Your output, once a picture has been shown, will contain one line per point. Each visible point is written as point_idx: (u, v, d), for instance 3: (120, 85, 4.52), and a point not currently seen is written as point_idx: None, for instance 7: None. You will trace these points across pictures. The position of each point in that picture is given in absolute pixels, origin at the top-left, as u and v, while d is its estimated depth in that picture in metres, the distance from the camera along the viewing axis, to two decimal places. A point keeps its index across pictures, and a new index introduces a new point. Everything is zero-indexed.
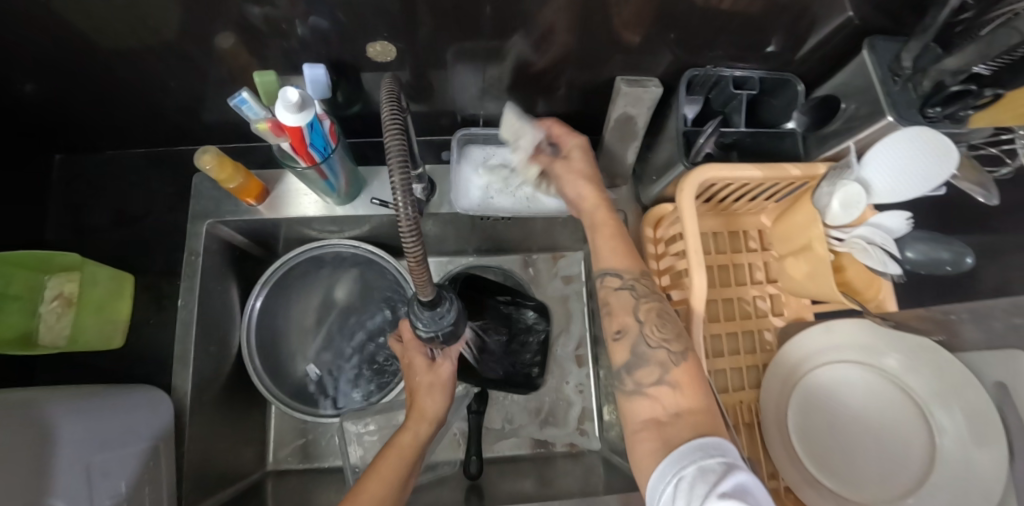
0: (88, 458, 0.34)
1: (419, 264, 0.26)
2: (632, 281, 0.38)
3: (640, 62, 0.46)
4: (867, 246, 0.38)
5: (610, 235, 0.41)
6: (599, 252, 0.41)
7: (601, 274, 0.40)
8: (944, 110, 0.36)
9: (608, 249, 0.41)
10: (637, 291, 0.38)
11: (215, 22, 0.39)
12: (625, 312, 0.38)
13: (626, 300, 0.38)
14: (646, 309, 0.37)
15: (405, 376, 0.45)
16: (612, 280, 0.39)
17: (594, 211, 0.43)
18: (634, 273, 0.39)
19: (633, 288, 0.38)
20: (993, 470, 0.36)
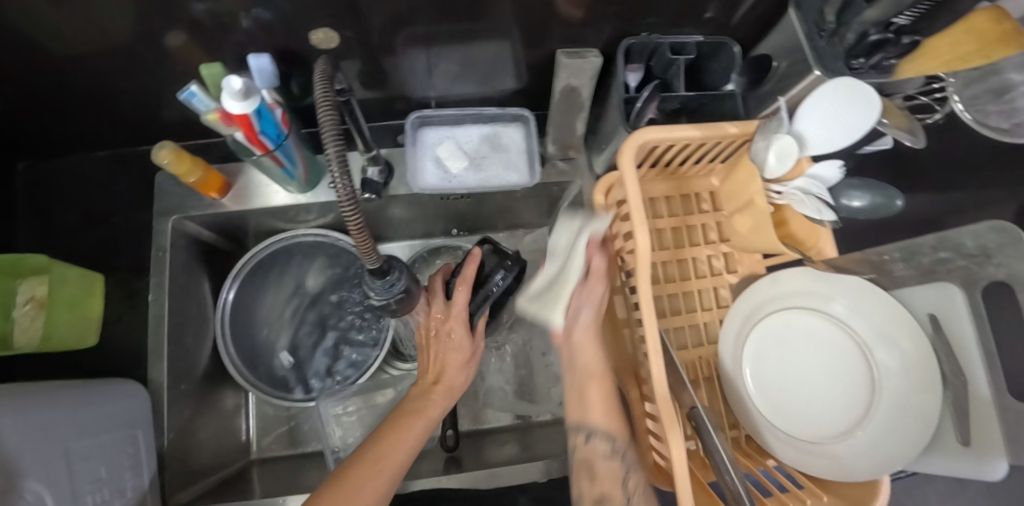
0: (67, 443, 0.39)
1: (360, 231, 0.34)
2: (621, 449, 0.43)
3: (581, 34, 0.47)
4: (804, 197, 0.42)
5: (599, 397, 0.45)
6: (585, 410, 0.45)
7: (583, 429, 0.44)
8: (868, 60, 0.43)
9: (597, 414, 0.44)
10: (625, 459, 0.42)
11: (157, 19, 0.39)
12: (614, 484, 0.41)
13: (613, 469, 0.42)
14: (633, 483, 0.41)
15: (441, 341, 0.52)
16: (599, 446, 0.43)
17: (584, 381, 0.45)
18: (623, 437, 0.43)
19: (622, 458, 0.42)
20: (926, 394, 0.40)
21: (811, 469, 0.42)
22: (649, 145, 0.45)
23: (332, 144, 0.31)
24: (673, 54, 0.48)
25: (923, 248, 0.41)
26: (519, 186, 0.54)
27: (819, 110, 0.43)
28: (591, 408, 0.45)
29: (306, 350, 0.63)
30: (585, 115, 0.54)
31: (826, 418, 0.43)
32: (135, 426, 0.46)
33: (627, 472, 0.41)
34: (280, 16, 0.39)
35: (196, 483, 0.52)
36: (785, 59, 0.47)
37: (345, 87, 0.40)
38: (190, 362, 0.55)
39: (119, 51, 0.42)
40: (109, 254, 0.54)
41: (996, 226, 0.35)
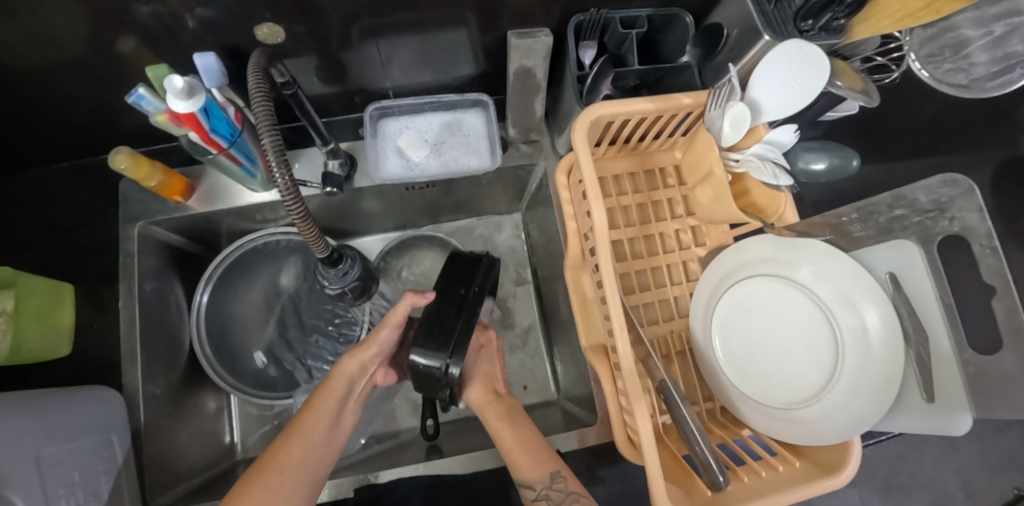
0: (39, 450, 0.39)
1: (304, 220, 0.33)
2: (544, 492, 0.45)
3: (532, 14, 0.47)
4: (758, 163, 0.39)
5: (518, 447, 0.48)
6: (517, 466, 0.47)
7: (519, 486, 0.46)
8: (815, 22, 0.42)
9: (523, 460, 0.47)
10: (552, 501, 0.44)
11: (97, 25, 0.38)
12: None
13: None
14: None
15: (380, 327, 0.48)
16: (527, 493, 0.45)
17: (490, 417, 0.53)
18: (545, 481, 0.45)
19: (548, 499, 0.44)
20: (889, 350, 0.40)
21: (782, 435, 0.42)
22: (603, 120, 0.44)
23: (269, 136, 0.30)
24: (625, 29, 0.48)
25: (879, 207, 0.42)
26: (481, 171, 0.55)
27: (770, 77, 0.41)
28: (518, 465, 0.47)
29: (284, 349, 0.63)
30: (543, 96, 0.54)
31: (797, 384, 0.43)
32: (109, 431, 0.46)
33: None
34: (225, 15, 0.39)
35: (181, 484, 0.53)
36: (735, 27, 0.46)
37: (288, 79, 0.41)
38: (166, 366, 0.56)
39: (64, 60, 0.42)
40: (76, 264, 0.55)
41: (948, 179, 0.35)
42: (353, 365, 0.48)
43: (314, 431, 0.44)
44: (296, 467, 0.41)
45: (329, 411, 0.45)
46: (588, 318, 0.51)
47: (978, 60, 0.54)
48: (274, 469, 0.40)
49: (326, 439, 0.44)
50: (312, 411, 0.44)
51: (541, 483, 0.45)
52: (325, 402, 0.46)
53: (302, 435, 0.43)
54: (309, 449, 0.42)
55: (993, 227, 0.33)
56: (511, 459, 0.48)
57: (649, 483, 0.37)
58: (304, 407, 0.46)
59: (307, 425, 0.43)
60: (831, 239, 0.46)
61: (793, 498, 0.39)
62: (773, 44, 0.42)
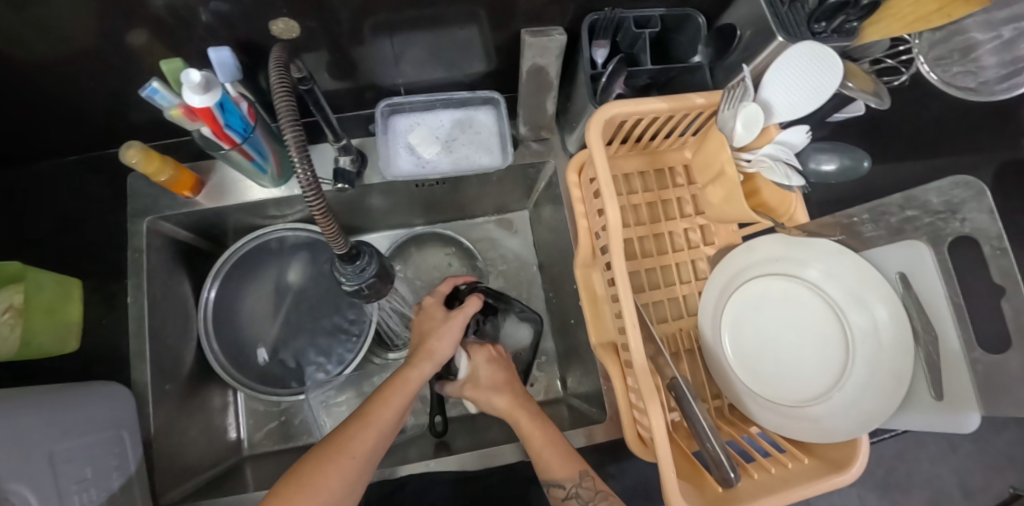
0: (54, 446, 0.39)
1: (325, 215, 0.33)
2: (575, 490, 0.44)
3: (546, 12, 0.47)
4: (771, 164, 0.40)
5: (545, 442, 0.47)
6: (542, 462, 0.46)
7: (548, 483, 0.45)
8: (830, 25, 0.42)
9: (551, 458, 0.46)
10: (583, 499, 0.43)
11: (111, 18, 0.38)
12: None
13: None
14: None
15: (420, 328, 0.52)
16: (556, 492, 0.44)
17: (518, 420, 0.50)
18: (574, 480, 0.44)
19: (577, 497, 0.43)
20: (896, 349, 0.40)
21: (791, 432, 0.43)
22: (618, 119, 0.44)
23: (291, 131, 0.30)
24: (638, 28, 0.48)
25: (891, 207, 0.42)
26: (492, 168, 0.55)
27: (783, 78, 0.42)
28: (547, 461, 0.46)
29: (291, 346, 0.64)
30: (555, 94, 0.55)
31: (807, 383, 0.44)
32: (120, 427, 0.46)
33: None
34: (240, 9, 0.39)
35: (189, 480, 0.53)
36: (748, 27, 0.46)
37: (306, 74, 0.41)
38: (173, 362, 0.55)
39: (77, 52, 0.42)
40: (82, 259, 0.54)
41: (960, 181, 0.35)
42: (426, 367, 0.47)
43: (383, 421, 0.43)
44: (362, 451, 0.40)
45: (396, 409, 0.44)
46: (597, 315, 0.52)
47: (986, 63, 0.53)
48: (343, 454, 0.39)
49: (389, 433, 0.43)
50: (385, 402, 0.43)
51: (573, 480, 0.44)
52: (394, 398, 0.44)
53: (373, 425, 0.42)
54: (372, 438, 0.41)
55: (1004, 229, 0.33)
56: (539, 455, 0.47)
57: (663, 480, 0.37)
58: (372, 395, 0.45)
59: (377, 416, 0.42)
60: (842, 239, 0.48)
61: (803, 495, 0.39)
62: (787, 46, 0.42)
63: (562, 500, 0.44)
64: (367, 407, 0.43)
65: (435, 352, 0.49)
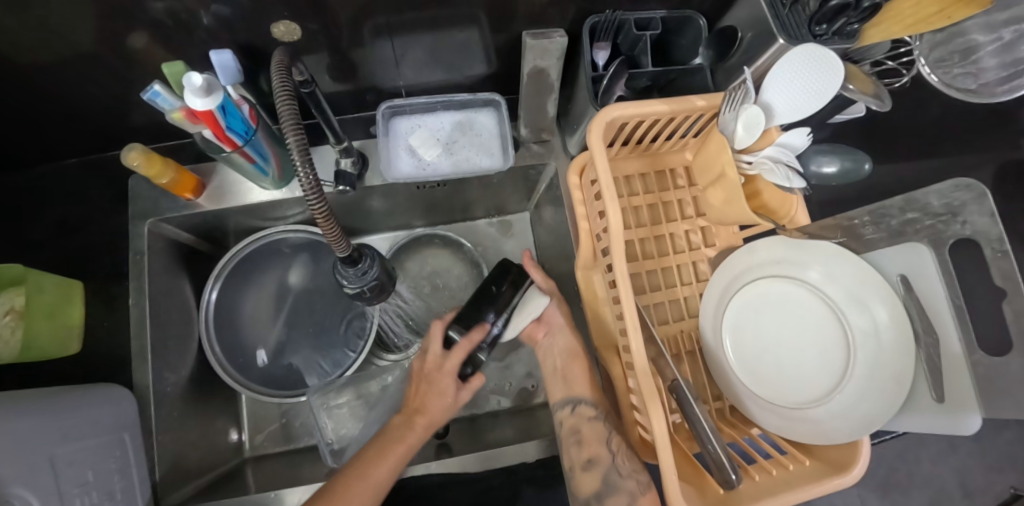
0: (55, 449, 0.39)
1: (326, 219, 0.33)
2: (601, 415, 0.51)
3: (546, 14, 0.47)
4: (773, 166, 0.40)
5: (579, 369, 0.55)
6: (572, 385, 0.54)
7: (575, 402, 0.53)
8: (830, 27, 0.42)
9: (578, 382, 0.54)
10: (605, 424, 0.51)
11: (112, 21, 0.38)
12: (598, 446, 0.49)
13: (597, 430, 0.50)
14: (617, 440, 0.49)
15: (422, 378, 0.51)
16: (585, 410, 0.52)
17: (564, 345, 0.57)
18: (601, 407, 0.52)
19: (602, 421, 0.51)
20: (897, 351, 0.40)
21: (793, 434, 0.43)
22: (618, 122, 0.44)
23: (293, 133, 0.30)
24: (639, 30, 0.48)
25: (891, 210, 0.42)
26: (493, 170, 0.55)
27: (784, 81, 0.42)
28: (574, 384, 0.54)
29: (292, 348, 0.64)
30: (555, 96, 0.55)
31: (809, 384, 0.44)
32: (122, 429, 0.46)
33: (609, 435, 0.49)
34: (241, 12, 0.39)
35: (191, 482, 0.53)
36: (749, 30, 0.46)
37: (307, 77, 0.41)
38: (174, 364, 0.55)
39: (78, 55, 0.42)
40: (83, 262, 0.54)
41: (961, 184, 0.35)
42: (421, 432, 0.48)
43: (380, 481, 0.44)
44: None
45: (391, 469, 0.45)
46: (599, 317, 0.52)
47: (986, 65, 0.53)
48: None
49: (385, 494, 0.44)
50: (379, 463, 0.45)
51: (599, 406, 0.52)
52: (391, 457, 0.46)
53: (367, 484, 0.43)
54: (366, 492, 0.42)
55: (1005, 231, 0.33)
56: (571, 380, 0.55)
57: (663, 481, 0.37)
58: (364, 455, 0.46)
59: (370, 476, 0.43)
60: (843, 241, 0.48)
61: (805, 496, 0.39)
62: (788, 48, 0.42)
63: (570, 412, 0.53)
64: (364, 465, 0.44)
65: (426, 416, 0.49)
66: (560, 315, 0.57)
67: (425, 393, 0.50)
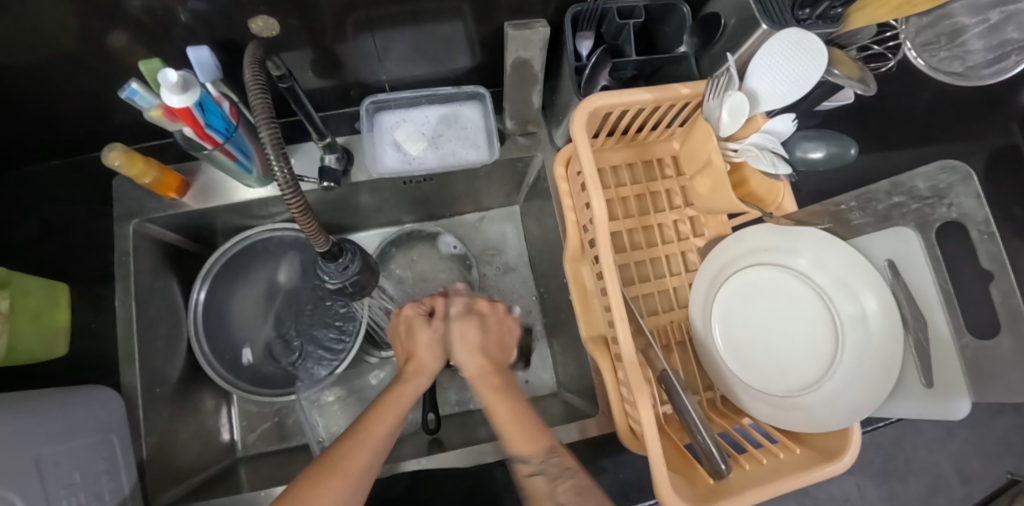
0: (41, 452, 0.39)
1: (303, 215, 0.33)
2: (541, 466, 0.39)
3: (528, 5, 0.46)
4: (758, 152, 0.39)
5: (509, 416, 0.41)
6: (506, 435, 0.40)
7: (512, 460, 0.40)
8: (813, 11, 0.42)
9: (511, 430, 0.41)
10: (549, 476, 0.38)
11: (87, 20, 0.37)
12: (543, 502, 0.37)
13: (539, 487, 0.38)
14: (565, 490, 0.37)
15: (405, 336, 0.49)
16: (521, 468, 0.39)
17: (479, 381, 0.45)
18: (541, 455, 0.39)
19: (543, 473, 0.38)
20: (888, 337, 0.40)
21: (784, 423, 0.42)
22: (602, 111, 0.44)
23: (266, 128, 0.29)
24: (622, 19, 0.48)
25: (878, 194, 0.42)
26: (478, 163, 0.55)
27: (767, 67, 0.41)
28: (507, 433, 0.41)
29: (282, 346, 0.64)
30: (540, 87, 0.54)
31: (800, 372, 0.43)
32: (109, 431, 0.46)
33: (552, 486, 0.38)
34: (218, 8, 0.38)
35: (182, 482, 0.53)
36: (733, 16, 0.45)
37: (284, 72, 0.40)
38: (163, 365, 0.55)
39: (54, 56, 0.41)
40: (68, 264, 0.54)
41: (946, 165, 0.36)
42: (420, 381, 0.45)
43: (378, 438, 0.39)
44: (360, 475, 0.36)
45: (392, 423, 0.41)
46: (587, 309, 0.52)
47: (973, 48, 0.52)
48: (334, 472, 0.35)
49: (384, 450, 0.39)
50: (379, 418, 0.40)
51: (537, 456, 0.39)
52: (391, 413, 0.41)
53: (368, 441, 0.38)
54: (366, 453, 0.37)
55: (992, 213, 0.33)
56: (501, 429, 0.41)
57: (652, 473, 0.37)
58: (364, 412, 0.41)
59: (371, 432, 0.39)
60: (830, 227, 0.47)
61: (794, 484, 0.39)
62: (771, 33, 0.42)
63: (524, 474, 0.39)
64: (362, 422, 0.39)
65: (422, 365, 0.47)
66: (473, 335, 0.48)
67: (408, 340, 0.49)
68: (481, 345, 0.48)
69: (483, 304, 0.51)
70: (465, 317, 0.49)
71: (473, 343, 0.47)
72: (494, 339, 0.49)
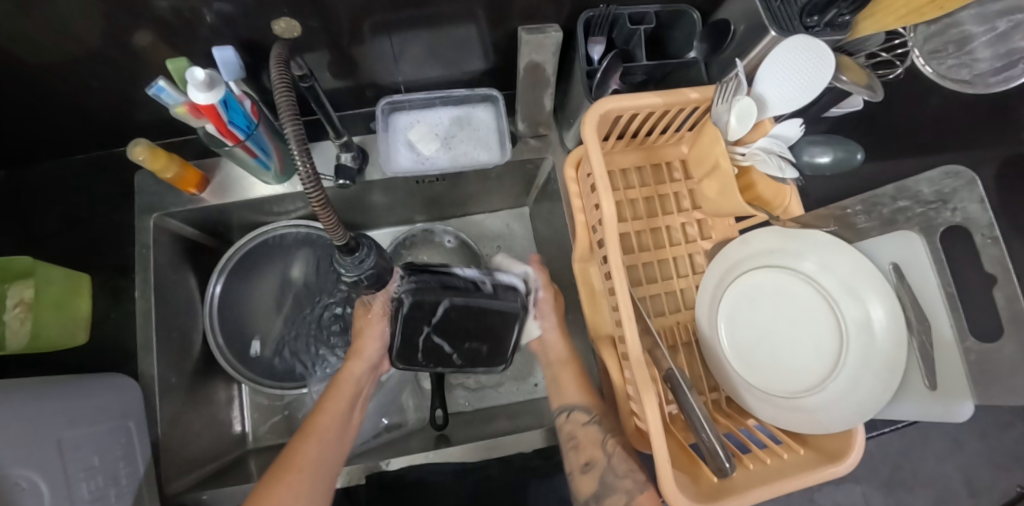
0: (63, 436, 0.40)
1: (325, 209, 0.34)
2: (597, 418, 0.51)
3: (541, 10, 0.47)
4: (765, 157, 0.40)
5: (569, 372, 0.56)
6: (564, 391, 0.54)
7: (568, 410, 0.53)
8: (822, 18, 0.44)
9: (572, 388, 0.54)
10: (602, 426, 0.50)
11: (118, 19, 0.39)
12: (593, 449, 0.48)
13: (593, 433, 0.50)
14: (611, 443, 0.48)
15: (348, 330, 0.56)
16: (579, 418, 0.51)
17: (553, 350, 0.58)
18: (596, 410, 0.51)
19: (597, 425, 0.50)
20: (893, 342, 0.40)
21: (786, 422, 0.43)
22: (613, 114, 0.45)
23: (291, 126, 0.30)
24: (633, 25, 0.49)
25: (884, 199, 0.43)
26: (490, 164, 0.56)
27: (776, 73, 0.42)
28: (566, 390, 0.54)
29: (293, 339, 0.65)
30: (552, 90, 0.55)
31: (804, 374, 0.44)
32: (126, 417, 0.47)
33: (604, 435, 0.49)
34: (241, 10, 0.40)
35: (193, 471, 0.54)
36: (742, 22, 0.46)
37: (306, 72, 0.42)
38: (179, 355, 0.57)
39: (84, 53, 0.43)
40: (89, 255, 0.56)
41: (950, 171, 0.36)
42: (359, 366, 0.54)
43: (326, 429, 0.47)
44: (316, 463, 0.44)
45: (337, 414, 0.49)
46: (596, 309, 0.52)
47: (980, 57, 0.52)
48: (292, 467, 0.42)
49: (334, 438, 0.47)
50: (323, 411, 0.48)
51: (593, 410, 0.52)
52: (333, 404, 0.49)
53: (316, 434, 0.46)
54: (317, 445, 0.45)
55: (995, 218, 0.34)
56: (559, 385, 0.55)
57: (657, 469, 0.38)
58: (314, 411, 0.49)
59: (318, 426, 0.47)
60: (837, 231, 0.48)
61: (798, 484, 0.40)
62: (780, 40, 0.42)
63: (566, 418, 0.52)
64: (309, 420, 0.47)
65: (364, 350, 0.54)
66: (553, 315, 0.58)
67: (356, 331, 0.56)
68: (557, 316, 0.59)
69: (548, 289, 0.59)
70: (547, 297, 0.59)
71: (559, 326, 0.59)
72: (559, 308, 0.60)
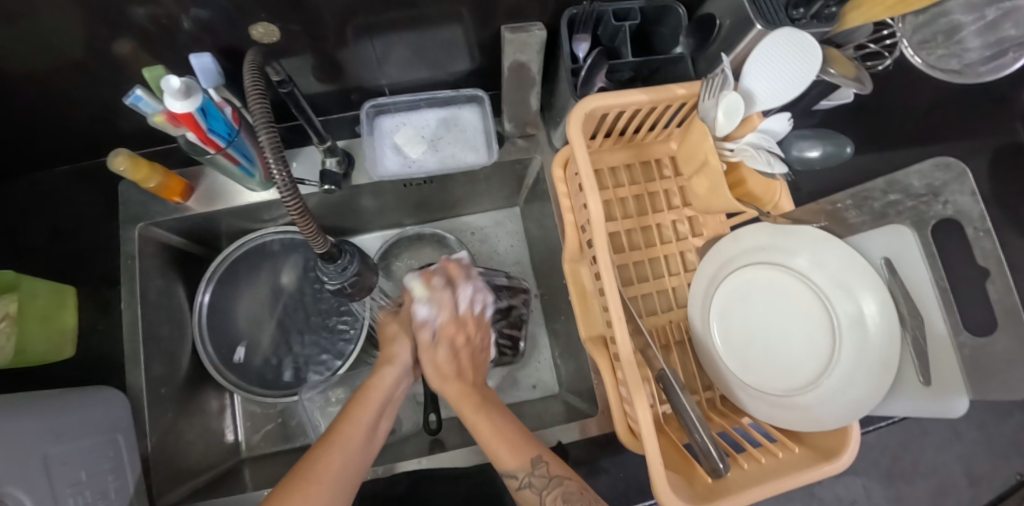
0: (48, 451, 0.40)
1: (303, 219, 0.33)
2: (527, 479, 0.41)
3: (525, 8, 0.47)
4: (754, 152, 0.38)
5: (485, 422, 0.45)
6: (495, 453, 0.43)
7: (502, 474, 0.43)
8: (807, 11, 0.42)
9: (500, 447, 0.43)
10: (537, 488, 0.40)
11: (92, 28, 0.38)
12: None
13: (529, 500, 0.41)
14: (552, 502, 0.39)
15: (382, 336, 0.55)
16: (510, 482, 0.42)
17: (462, 406, 0.48)
18: (526, 468, 0.41)
19: (531, 487, 0.41)
20: (888, 335, 0.40)
21: (782, 420, 0.42)
22: (598, 112, 0.44)
23: (266, 134, 0.30)
24: (618, 21, 0.48)
25: (873, 192, 0.42)
26: (477, 166, 0.55)
27: (762, 67, 0.41)
28: (498, 451, 0.43)
29: (283, 347, 0.64)
30: (538, 89, 0.55)
31: (799, 369, 0.43)
32: (115, 430, 0.47)
33: (541, 497, 0.40)
34: (218, 15, 0.39)
35: (184, 482, 0.53)
36: (728, 16, 0.45)
37: (284, 77, 0.41)
38: (168, 366, 0.56)
39: (59, 64, 0.42)
40: (75, 267, 0.55)
41: (942, 163, 0.37)
42: (395, 371, 0.51)
43: (350, 437, 0.42)
44: (342, 472, 0.39)
45: (365, 421, 0.44)
46: (587, 310, 0.52)
47: (971, 45, 0.51)
48: (315, 477, 0.37)
49: (360, 449, 0.42)
50: (351, 420, 0.43)
51: (523, 470, 0.41)
52: (366, 410, 0.45)
53: (340, 443, 0.41)
54: (348, 457, 0.40)
55: (986, 210, 0.34)
56: (485, 441, 0.44)
57: (650, 473, 0.37)
58: (338, 420, 0.44)
59: (344, 434, 0.42)
60: (827, 226, 0.47)
61: (794, 482, 0.39)
62: (766, 33, 0.42)
63: (516, 489, 0.41)
64: (334, 428, 0.42)
65: (398, 357, 0.52)
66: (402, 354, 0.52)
67: (388, 338, 0.54)
68: (454, 369, 0.51)
69: (453, 327, 0.53)
70: (437, 343, 0.51)
71: (446, 369, 0.50)
72: (469, 356, 0.53)
